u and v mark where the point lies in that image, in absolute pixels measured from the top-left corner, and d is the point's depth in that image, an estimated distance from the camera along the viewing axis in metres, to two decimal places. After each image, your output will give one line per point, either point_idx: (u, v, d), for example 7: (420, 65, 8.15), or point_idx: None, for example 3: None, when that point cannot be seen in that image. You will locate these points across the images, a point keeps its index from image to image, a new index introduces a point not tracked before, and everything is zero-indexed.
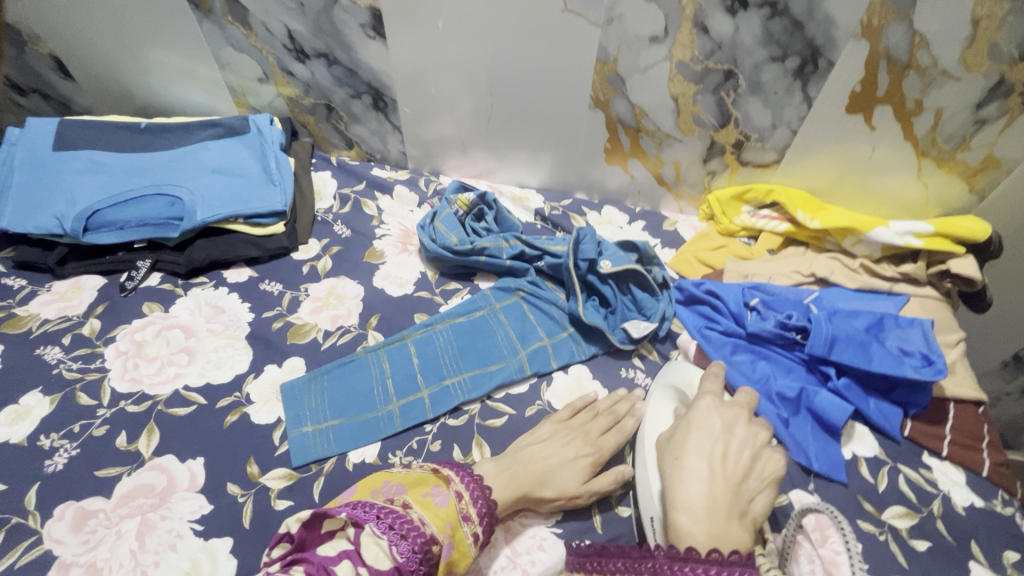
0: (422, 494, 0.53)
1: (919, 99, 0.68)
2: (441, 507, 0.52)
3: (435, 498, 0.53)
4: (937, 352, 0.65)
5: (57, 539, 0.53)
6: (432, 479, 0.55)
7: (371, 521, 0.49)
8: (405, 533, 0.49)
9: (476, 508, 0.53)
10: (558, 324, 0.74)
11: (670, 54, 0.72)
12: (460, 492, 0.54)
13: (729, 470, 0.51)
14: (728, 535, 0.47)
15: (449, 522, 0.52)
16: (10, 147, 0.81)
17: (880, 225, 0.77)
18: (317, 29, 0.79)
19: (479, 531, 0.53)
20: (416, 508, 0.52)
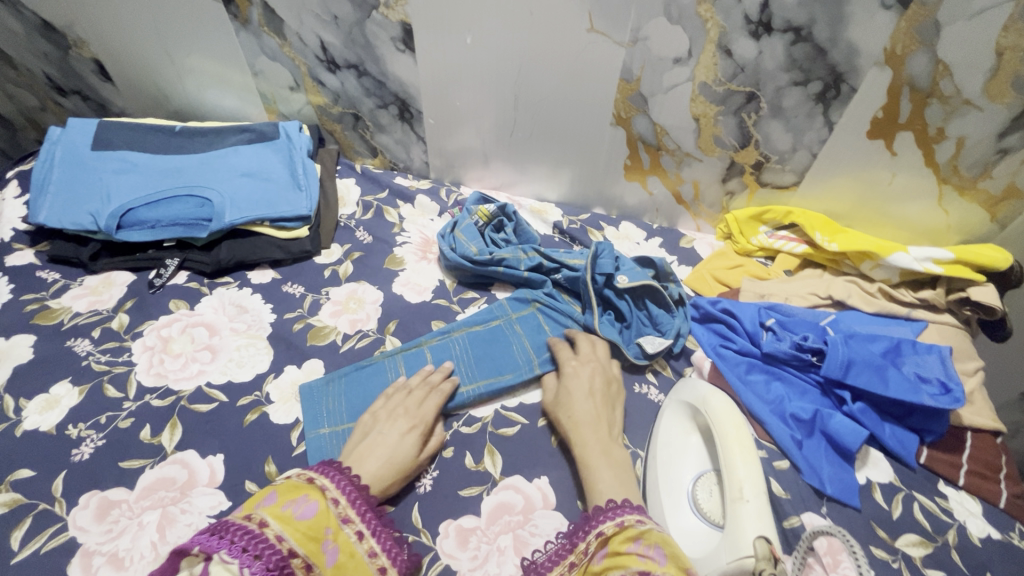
0: (282, 506, 0.49)
1: (941, 127, 0.69)
2: (309, 515, 0.49)
3: (298, 508, 0.49)
4: (955, 380, 0.65)
5: (81, 527, 0.55)
6: (300, 486, 0.51)
7: (222, 549, 0.45)
8: (261, 553, 0.45)
9: (354, 508, 0.52)
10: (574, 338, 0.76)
11: (693, 76, 0.73)
12: (334, 495, 0.52)
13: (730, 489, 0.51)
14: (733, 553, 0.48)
15: (324, 529, 0.49)
16: (51, 145, 0.85)
17: (899, 251, 0.77)
18: (349, 42, 0.82)
19: (362, 529, 0.51)
20: (273, 524, 0.47)
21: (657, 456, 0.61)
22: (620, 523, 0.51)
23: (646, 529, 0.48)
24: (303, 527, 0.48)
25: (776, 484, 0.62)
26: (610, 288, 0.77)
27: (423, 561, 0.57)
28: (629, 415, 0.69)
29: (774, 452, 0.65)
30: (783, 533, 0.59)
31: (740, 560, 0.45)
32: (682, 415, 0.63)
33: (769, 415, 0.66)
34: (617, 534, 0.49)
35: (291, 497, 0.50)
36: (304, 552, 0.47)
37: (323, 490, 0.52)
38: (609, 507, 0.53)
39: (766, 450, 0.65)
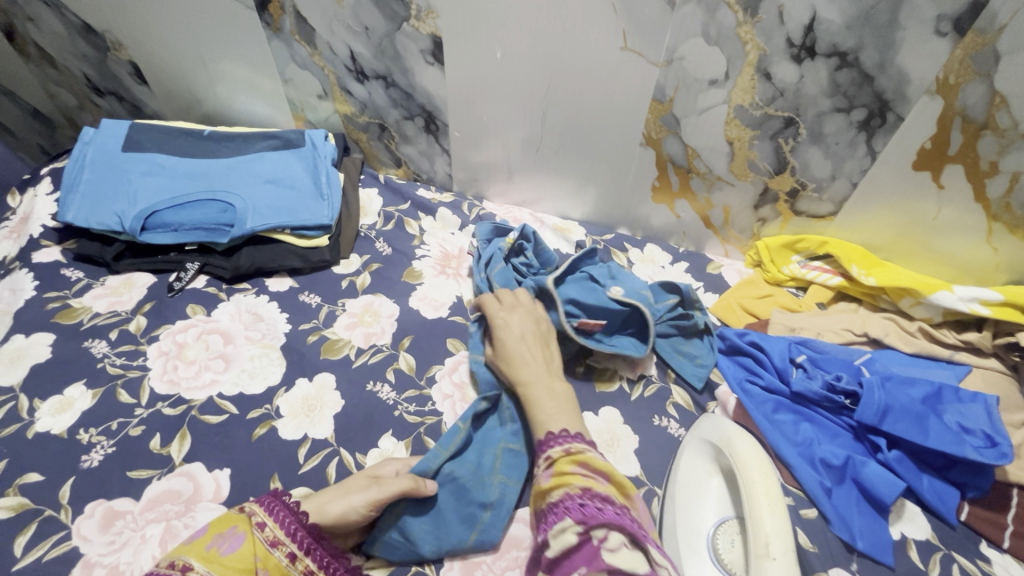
0: (205, 544, 0.48)
1: (994, 161, 0.64)
2: (236, 548, 0.49)
3: (223, 543, 0.49)
4: (1002, 433, 0.60)
5: (84, 537, 0.54)
6: (229, 518, 0.51)
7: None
8: None
9: (284, 530, 0.51)
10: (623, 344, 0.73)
11: (729, 98, 0.71)
12: (259, 519, 0.51)
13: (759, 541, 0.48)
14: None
15: (250, 557, 0.48)
16: (84, 146, 0.86)
17: (942, 289, 0.73)
18: (379, 53, 0.81)
19: (294, 550, 0.51)
20: (197, 564, 0.46)
21: (676, 497, 0.58)
22: (570, 447, 0.55)
23: (590, 454, 0.53)
24: (230, 562, 0.48)
25: (803, 534, 0.58)
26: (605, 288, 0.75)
27: None
28: (648, 450, 0.65)
29: (801, 499, 0.61)
30: None
31: None
32: (700, 452, 0.60)
33: (796, 459, 0.62)
34: (565, 456, 0.53)
35: (217, 532, 0.49)
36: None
37: (249, 516, 0.51)
38: (554, 435, 0.56)
39: (792, 497, 0.61)
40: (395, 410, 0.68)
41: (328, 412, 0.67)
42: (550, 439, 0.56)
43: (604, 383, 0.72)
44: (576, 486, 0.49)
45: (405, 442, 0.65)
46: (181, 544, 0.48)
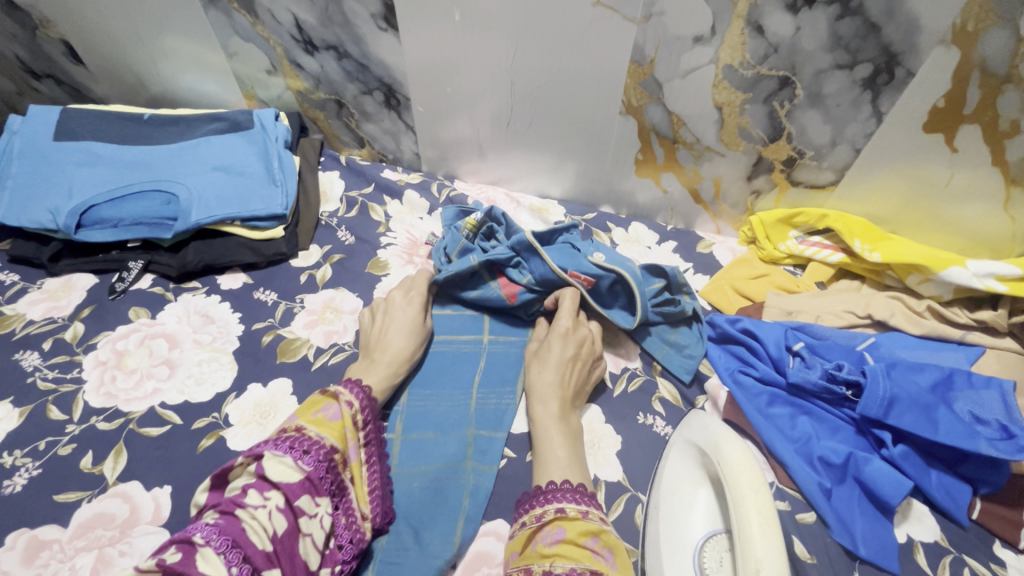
0: (311, 413, 0.53)
1: (1016, 119, 0.57)
2: (336, 418, 0.54)
3: (325, 414, 0.54)
4: (1020, 423, 0.55)
5: (6, 572, 0.49)
6: (319, 398, 0.55)
7: (271, 448, 0.48)
8: (310, 450, 0.49)
9: (367, 414, 0.57)
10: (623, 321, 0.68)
11: (716, 57, 0.63)
12: (350, 397, 0.56)
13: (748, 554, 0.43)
14: None
15: (345, 429, 0.54)
16: (10, 135, 0.78)
17: (955, 263, 0.66)
18: (326, 20, 0.73)
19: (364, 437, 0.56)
20: (311, 427, 0.52)
21: (660, 507, 0.53)
22: (581, 511, 0.50)
23: (605, 527, 0.49)
24: (333, 429, 0.53)
25: (798, 541, 0.53)
26: (583, 263, 0.67)
27: None
28: (630, 451, 0.60)
29: (798, 502, 0.56)
30: None
31: None
32: (687, 459, 0.54)
33: (793, 458, 0.57)
34: (575, 521, 0.49)
35: (318, 405, 0.54)
36: (337, 449, 0.52)
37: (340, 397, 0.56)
38: (556, 487, 0.52)
39: (788, 500, 0.56)
40: None
41: (282, 419, 0.61)
42: (542, 491, 0.52)
43: None
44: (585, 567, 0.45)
45: None
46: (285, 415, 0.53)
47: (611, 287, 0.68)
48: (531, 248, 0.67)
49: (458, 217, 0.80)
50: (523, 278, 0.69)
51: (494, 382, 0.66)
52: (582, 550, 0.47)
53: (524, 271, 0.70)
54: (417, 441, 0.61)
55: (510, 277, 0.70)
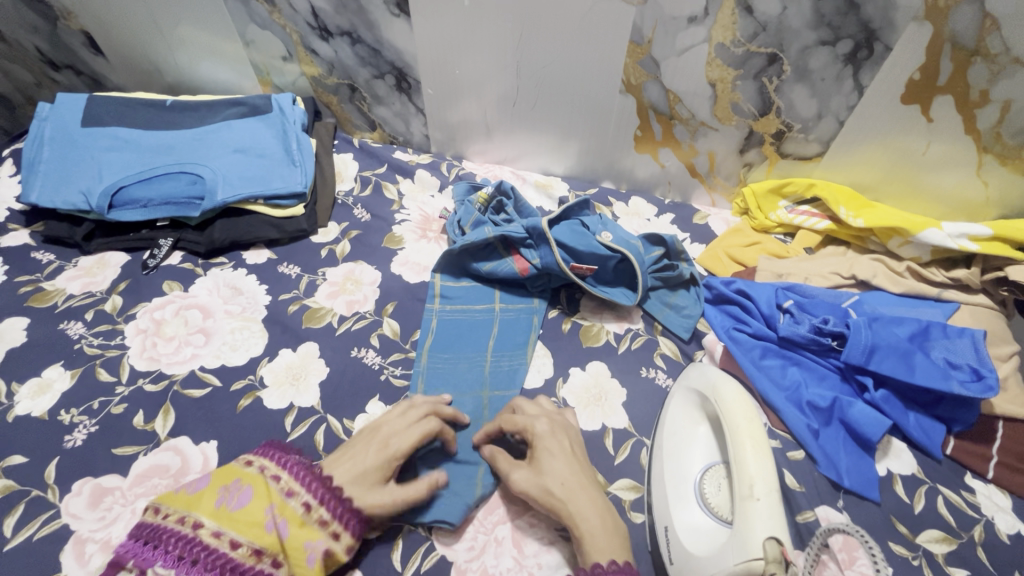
0: (215, 501, 0.47)
1: (985, 90, 0.62)
2: (247, 503, 0.47)
3: (234, 499, 0.47)
4: (988, 365, 0.61)
5: (73, 514, 0.54)
6: (234, 471, 0.49)
7: (158, 560, 0.43)
8: (199, 558, 0.43)
9: (299, 480, 0.49)
10: (624, 297, 0.72)
11: (709, 37, 0.67)
12: (272, 472, 0.49)
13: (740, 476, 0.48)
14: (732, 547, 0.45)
15: (262, 510, 0.46)
16: (41, 122, 0.82)
17: (931, 226, 0.72)
18: (341, 6, 0.77)
19: (308, 500, 0.48)
20: (209, 523, 0.45)
21: (663, 447, 0.58)
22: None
23: None
24: (241, 516, 0.46)
25: (789, 475, 0.59)
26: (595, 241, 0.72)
27: (418, 552, 0.55)
28: (635, 402, 0.66)
29: (788, 441, 0.61)
30: (795, 527, 0.56)
31: (747, 562, 0.42)
32: (685, 402, 0.60)
33: (783, 403, 0.62)
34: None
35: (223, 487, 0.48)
36: (248, 539, 0.45)
37: (261, 471, 0.49)
38: (600, 569, 0.44)
39: (780, 440, 0.61)
40: (380, 374, 0.67)
41: (313, 379, 0.66)
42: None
43: (591, 337, 0.71)
44: None
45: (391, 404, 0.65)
46: (190, 496, 0.48)
47: (616, 266, 0.73)
48: (544, 234, 0.71)
49: (469, 191, 0.85)
50: (534, 258, 0.73)
51: (507, 345, 0.70)
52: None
53: (535, 250, 0.73)
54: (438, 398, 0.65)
55: (523, 255, 0.74)
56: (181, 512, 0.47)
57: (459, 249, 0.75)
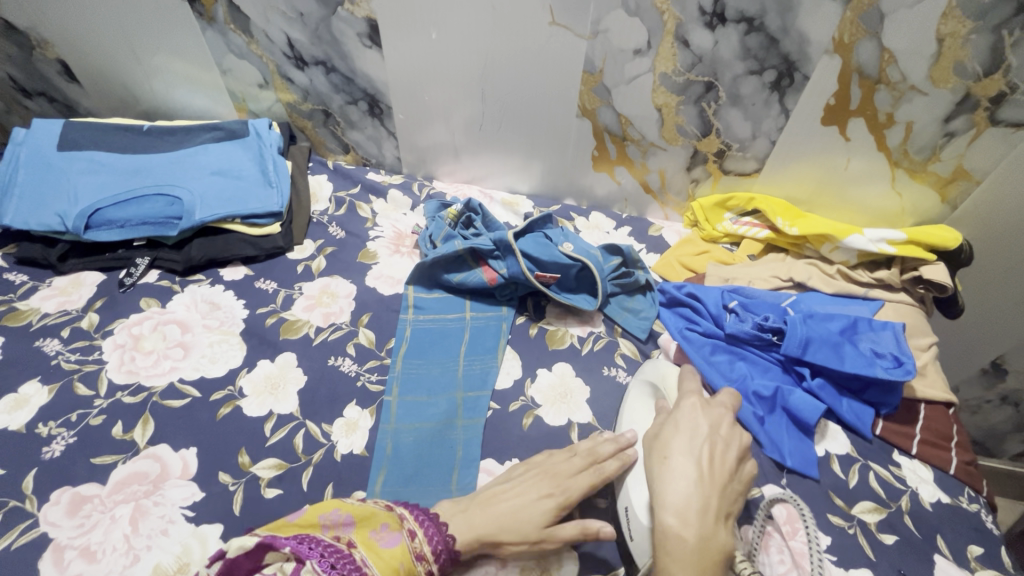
0: (368, 536, 0.50)
1: (890, 113, 0.72)
2: (391, 546, 0.49)
3: (383, 540, 0.49)
4: (907, 353, 0.68)
5: (53, 522, 0.55)
6: (382, 515, 0.52)
7: (313, 557, 0.46)
8: (348, 574, 0.45)
9: (431, 546, 0.50)
10: (587, 302, 0.78)
11: (653, 67, 0.75)
12: (412, 525, 0.51)
13: (716, 473, 0.53)
14: (716, 538, 0.49)
15: (398, 562, 0.48)
16: (16, 147, 0.84)
17: (856, 232, 0.80)
18: (316, 38, 0.82)
19: (431, 568, 0.49)
20: (360, 548, 0.48)
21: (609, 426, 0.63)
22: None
23: None
24: (385, 557, 0.48)
25: None
26: (558, 252, 0.78)
27: None
28: (598, 397, 0.70)
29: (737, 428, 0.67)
30: (744, 501, 0.61)
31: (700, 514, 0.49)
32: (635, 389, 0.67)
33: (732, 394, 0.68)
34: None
35: (378, 528, 0.50)
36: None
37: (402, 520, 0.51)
38: None
39: None
40: (357, 381, 0.70)
41: (291, 388, 0.68)
42: None
43: (556, 341, 0.77)
44: None
45: (368, 409, 0.68)
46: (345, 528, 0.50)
47: (578, 274, 0.79)
48: (510, 245, 0.77)
49: (439, 209, 0.89)
50: (501, 267, 0.78)
51: (479, 350, 0.75)
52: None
53: (502, 261, 0.78)
54: (412, 402, 0.69)
55: (491, 266, 0.79)
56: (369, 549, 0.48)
57: (431, 262, 0.79)
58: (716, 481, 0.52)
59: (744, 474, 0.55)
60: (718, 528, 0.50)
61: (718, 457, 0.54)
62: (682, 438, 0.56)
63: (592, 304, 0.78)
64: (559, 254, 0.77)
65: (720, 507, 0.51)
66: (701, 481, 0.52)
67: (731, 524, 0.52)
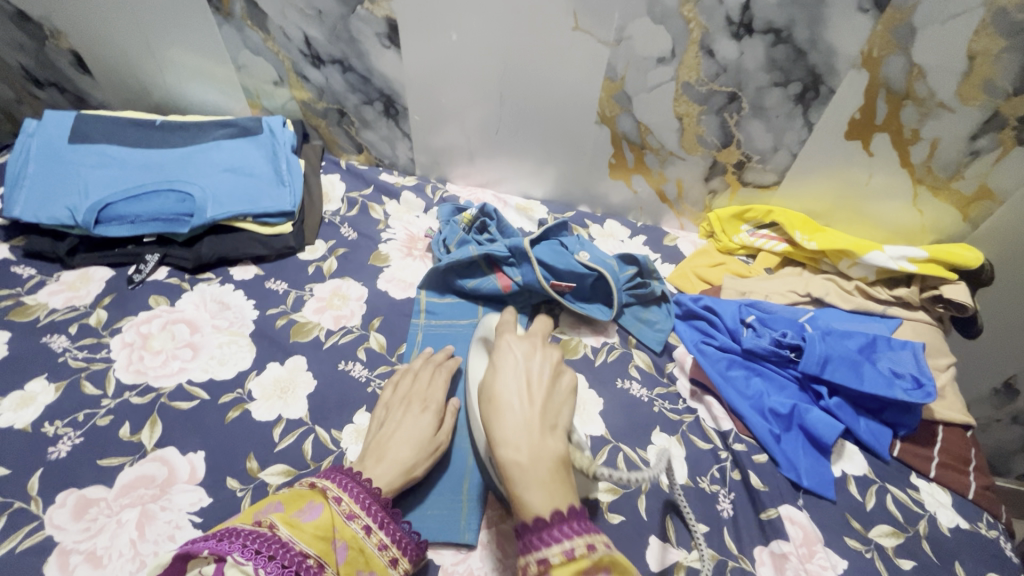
0: (290, 514, 0.49)
1: (916, 129, 0.71)
2: (316, 517, 0.50)
3: (304, 513, 0.50)
4: (928, 375, 0.67)
5: (57, 525, 0.54)
6: (303, 493, 0.51)
7: (234, 552, 0.44)
8: (276, 555, 0.45)
9: (360, 503, 0.52)
10: (601, 313, 0.77)
11: (676, 75, 0.74)
12: (334, 492, 0.52)
13: (534, 391, 0.50)
14: (545, 447, 0.46)
15: (328, 528, 0.49)
16: (27, 138, 0.83)
17: (875, 249, 0.79)
18: (334, 37, 0.81)
19: (369, 523, 0.51)
20: (283, 527, 0.48)
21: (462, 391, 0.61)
22: (565, 551, 0.41)
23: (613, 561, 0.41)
24: (310, 529, 0.49)
25: (755, 476, 0.64)
26: (575, 261, 0.77)
27: None
28: (611, 410, 0.69)
29: (753, 445, 0.66)
30: (760, 522, 0.60)
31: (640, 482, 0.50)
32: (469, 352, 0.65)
33: (748, 410, 0.67)
34: (565, 567, 0.40)
35: (297, 504, 0.50)
36: (313, 552, 0.47)
37: (325, 491, 0.52)
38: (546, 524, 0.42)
39: (746, 444, 0.66)
40: (367, 386, 0.69)
41: (301, 392, 0.67)
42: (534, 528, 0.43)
43: (570, 350, 0.75)
44: None
45: None
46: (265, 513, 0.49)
47: (593, 284, 0.78)
48: (525, 253, 0.76)
49: (453, 213, 0.88)
50: (515, 275, 0.77)
51: None
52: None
53: (516, 268, 0.77)
54: None
55: (505, 272, 0.78)
56: (292, 528, 0.48)
57: (445, 267, 0.78)
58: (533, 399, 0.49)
59: (561, 388, 0.53)
60: (547, 437, 0.47)
61: (535, 379, 0.51)
62: (505, 360, 0.53)
63: (607, 314, 0.77)
64: (575, 263, 0.75)
65: (545, 420, 0.48)
66: (522, 402, 0.49)
67: (560, 433, 0.48)
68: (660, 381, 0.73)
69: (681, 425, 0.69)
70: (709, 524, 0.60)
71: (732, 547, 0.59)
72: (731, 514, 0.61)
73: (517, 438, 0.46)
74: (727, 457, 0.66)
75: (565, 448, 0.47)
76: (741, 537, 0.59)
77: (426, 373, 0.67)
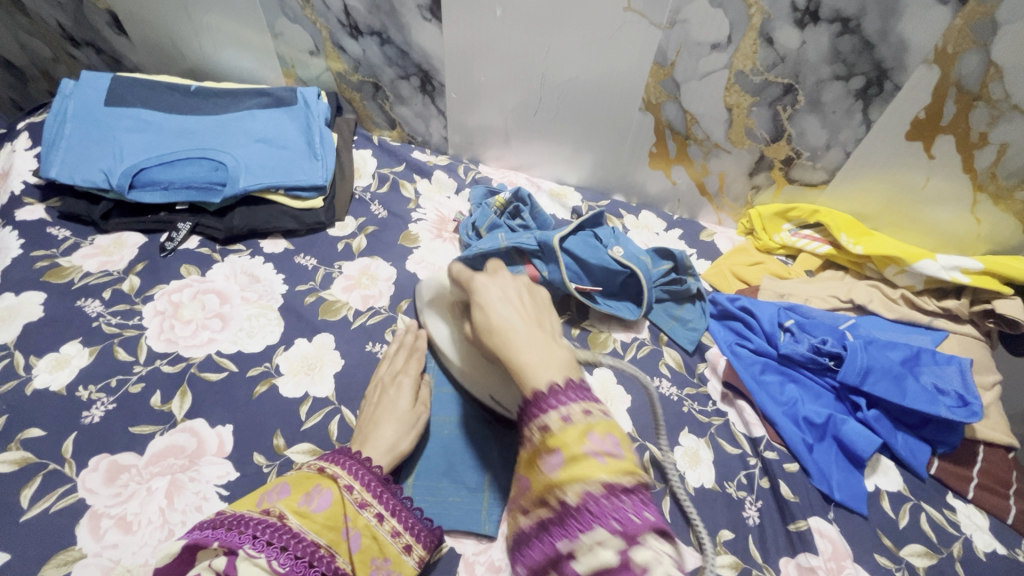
0: (297, 499, 0.48)
1: (984, 132, 0.66)
2: (327, 506, 0.48)
3: (313, 501, 0.48)
4: (974, 393, 0.64)
5: (90, 489, 0.55)
6: (311, 477, 0.50)
7: (245, 543, 0.42)
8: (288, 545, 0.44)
9: (371, 491, 0.51)
10: (630, 312, 0.75)
11: (730, 63, 0.70)
12: (346, 481, 0.51)
13: (526, 309, 0.49)
14: (553, 351, 0.44)
15: (340, 517, 0.49)
16: (64, 99, 0.82)
17: (926, 257, 0.76)
18: (374, 7, 0.79)
19: (380, 510, 0.51)
20: (292, 517, 0.46)
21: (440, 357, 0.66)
22: (610, 528, 0.35)
23: (605, 420, 0.40)
24: (321, 518, 0.47)
25: (785, 486, 0.62)
26: (607, 258, 0.73)
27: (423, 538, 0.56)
28: (639, 407, 0.68)
29: (785, 454, 0.65)
30: (788, 533, 0.59)
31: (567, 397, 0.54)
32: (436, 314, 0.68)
33: (781, 417, 0.66)
34: (565, 433, 0.39)
35: (305, 490, 0.48)
36: (325, 541, 0.47)
37: (335, 478, 0.50)
38: (544, 394, 0.41)
39: (777, 451, 0.65)
40: None
41: (328, 370, 0.67)
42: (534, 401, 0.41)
43: (599, 344, 0.74)
44: (597, 484, 0.36)
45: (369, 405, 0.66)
46: (271, 499, 0.47)
47: (624, 280, 0.76)
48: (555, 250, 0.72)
49: (486, 196, 0.86)
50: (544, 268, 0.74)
51: None
52: (629, 453, 0.39)
53: (544, 263, 0.74)
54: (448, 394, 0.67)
55: (533, 264, 0.74)
56: (300, 517, 0.47)
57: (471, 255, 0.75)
58: (529, 314, 0.48)
59: (541, 300, 0.52)
60: (553, 346, 0.45)
61: (522, 303, 0.50)
62: (489, 297, 0.50)
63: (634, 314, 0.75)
64: (608, 256, 0.73)
65: (541, 327, 0.47)
66: (522, 320, 0.47)
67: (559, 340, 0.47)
68: (690, 381, 0.72)
69: (709, 428, 0.67)
70: (735, 531, 0.59)
71: (757, 556, 0.58)
72: (758, 522, 0.60)
73: (528, 347, 0.44)
74: (756, 464, 0.64)
75: (571, 355, 0.45)
76: (768, 546, 0.58)
77: (400, 357, 0.67)
